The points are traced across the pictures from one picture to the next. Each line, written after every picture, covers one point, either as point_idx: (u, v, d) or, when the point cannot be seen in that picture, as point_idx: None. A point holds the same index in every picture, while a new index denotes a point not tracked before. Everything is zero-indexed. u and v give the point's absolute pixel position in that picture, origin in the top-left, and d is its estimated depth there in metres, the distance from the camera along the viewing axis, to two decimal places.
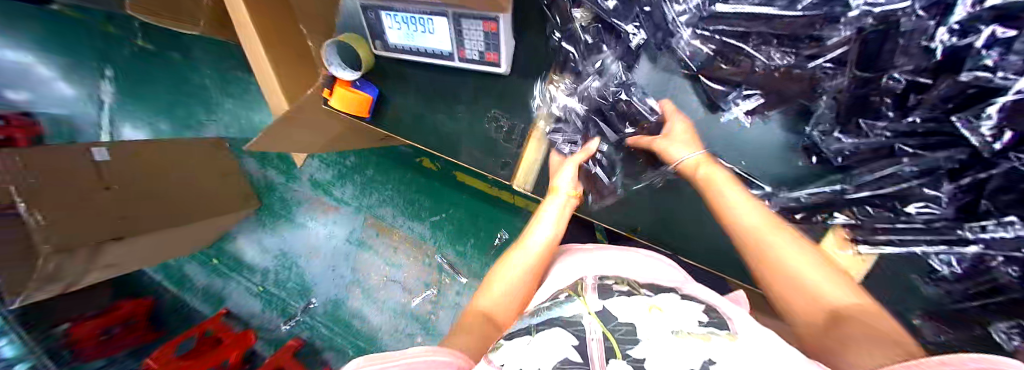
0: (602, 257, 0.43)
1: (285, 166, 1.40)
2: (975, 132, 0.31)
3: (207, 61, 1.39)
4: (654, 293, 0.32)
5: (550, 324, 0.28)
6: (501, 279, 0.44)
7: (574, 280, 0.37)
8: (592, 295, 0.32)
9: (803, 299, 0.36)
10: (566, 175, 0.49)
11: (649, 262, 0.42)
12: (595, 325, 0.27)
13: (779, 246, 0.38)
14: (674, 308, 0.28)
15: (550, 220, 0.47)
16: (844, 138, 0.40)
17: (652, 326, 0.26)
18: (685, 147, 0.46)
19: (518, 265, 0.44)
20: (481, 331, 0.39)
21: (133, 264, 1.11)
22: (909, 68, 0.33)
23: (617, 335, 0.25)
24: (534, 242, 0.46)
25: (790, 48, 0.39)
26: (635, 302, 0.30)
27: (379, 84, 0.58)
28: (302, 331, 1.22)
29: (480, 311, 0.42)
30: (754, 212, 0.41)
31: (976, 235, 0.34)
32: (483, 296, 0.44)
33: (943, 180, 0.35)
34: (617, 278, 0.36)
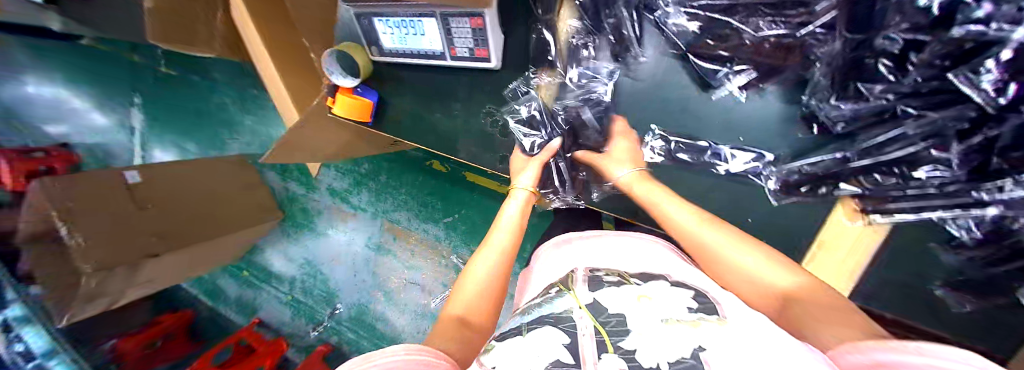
0: (602, 244, 0.45)
1: (305, 178, 1.47)
2: (976, 88, 0.29)
3: (223, 81, 1.48)
4: (643, 281, 0.33)
5: (541, 322, 0.30)
6: (469, 281, 0.42)
7: (567, 274, 0.39)
8: (581, 288, 0.34)
9: (756, 289, 0.37)
10: (527, 174, 0.52)
11: (648, 247, 0.44)
12: (587, 319, 0.28)
13: (717, 240, 0.40)
14: (662, 296, 0.30)
15: (510, 220, 0.49)
16: (843, 104, 0.38)
17: (641, 316, 0.28)
18: (620, 165, 0.50)
19: (486, 265, 0.43)
20: (458, 336, 0.35)
21: (170, 278, 1.18)
22: (906, 25, 0.31)
23: (608, 328, 0.27)
24: (496, 239, 0.47)
25: (779, 16, 0.38)
26: (624, 293, 0.31)
27: (378, 89, 0.60)
28: (330, 336, 1.28)
29: (450, 317, 0.38)
30: (689, 216, 0.43)
31: (993, 196, 0.33)
32: (451, 303, 0.40)
33: (951, 140, 0.34)
34: (608, 270, 0.37)
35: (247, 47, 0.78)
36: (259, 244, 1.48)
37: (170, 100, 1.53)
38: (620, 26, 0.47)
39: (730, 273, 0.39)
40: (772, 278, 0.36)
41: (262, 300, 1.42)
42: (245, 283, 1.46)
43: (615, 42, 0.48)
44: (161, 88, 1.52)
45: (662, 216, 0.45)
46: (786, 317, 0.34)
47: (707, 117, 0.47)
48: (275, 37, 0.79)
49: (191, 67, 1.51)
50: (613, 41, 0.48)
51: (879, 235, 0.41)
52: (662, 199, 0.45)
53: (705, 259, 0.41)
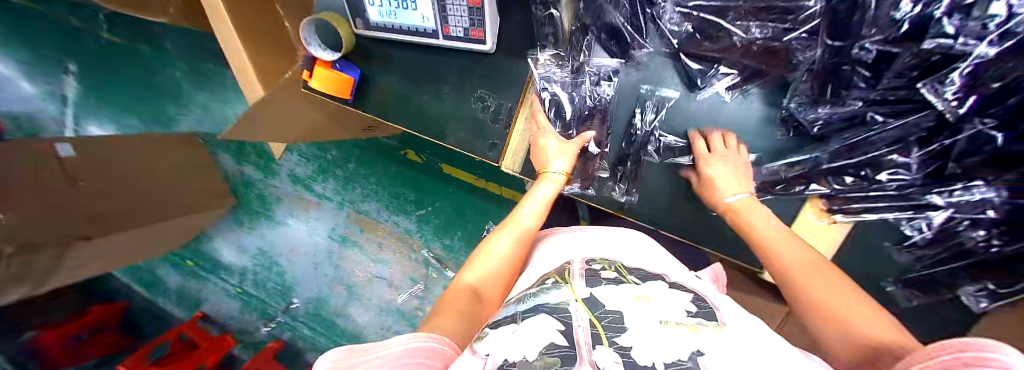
0: (594, 238, 0.44)
1: (263, 161, 1.34)
2: (940, 97, 0.32)
3: (177, 52, 1.33)
4: (640, 280, 0.31)
5: (537, 310, 0.28)
6: (486, 258, 0.44)
7: (563, 265, 0.37)
8: (578, 283, 0.31)
9: (830, 315, 0.33)
10: (563, 158, 0.49)
11: (640, 241, 0.44)
12: (582, 312, 0.26)
13: (799, 256, 0.38)
14: (662, 298, 0.28)
15: (539, 203, 0.48)
16: (821, 108, 0.40)
17: (639, 315, 0.25)
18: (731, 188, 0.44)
19: (504, 245, 0.45)
20: (468, 305, 0.38)
21: (104, 265, 1.04)
22: (880, 37, 0.33)
23: (604, 323, 0.25)
24: (522, 221, 0.47)
25: (772, 20, 0.39)
26: (623, 292, 0.29)
27: (362, 65, 0.57)
28: (284, 332, 1.23)
29: (464, 286, 0.41)
30: (773, 227, 0.41)
31: (945, 200, 0.37)
32: (468, 272, 0.43)
33: (913, 146, 0.37)
34: (604, 263, 0.36)
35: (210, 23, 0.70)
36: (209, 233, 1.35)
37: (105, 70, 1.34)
38: (617, 24, 0.46)
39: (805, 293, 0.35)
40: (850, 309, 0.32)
41: (206, 293, 1.32)
42: (188, 274, 1.35)
43: (612, 37, 0.47)
44: (98, 54, 1.33)
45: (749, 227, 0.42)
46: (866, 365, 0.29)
47: (694, 116, 0.49)
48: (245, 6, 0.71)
49: (137, 34, 1.33)
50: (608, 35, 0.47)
51: (842, 231, 0.44)
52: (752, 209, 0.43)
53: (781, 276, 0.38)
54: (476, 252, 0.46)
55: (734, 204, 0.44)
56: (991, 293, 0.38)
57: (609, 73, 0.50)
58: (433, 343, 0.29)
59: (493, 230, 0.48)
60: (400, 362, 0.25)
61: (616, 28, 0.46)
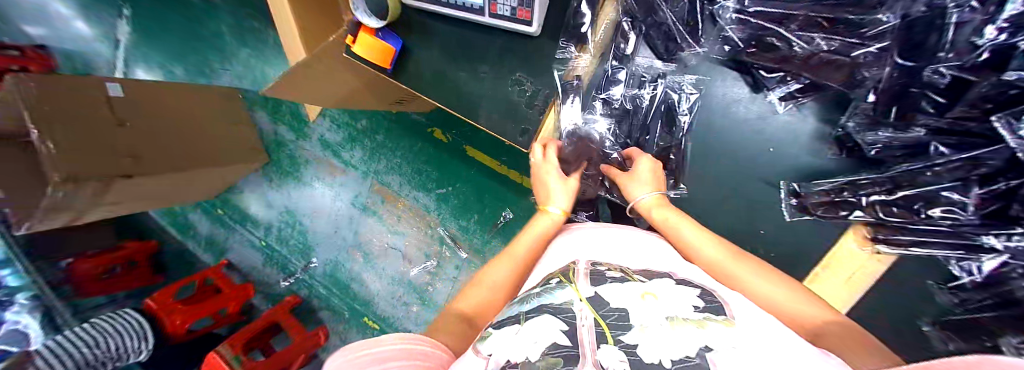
0: (607, 234, 0.41)
1: (297, 123, 1.39)
2: (1013, 134, 0.28)
3: (227, 10, 1.38)
4: (647, 278, 0.29)
5: (541, 311, 0.27)
6: (480, 287, 0.42)
7: (567, 265, 0.35)
8: (583, 282, 0.29)
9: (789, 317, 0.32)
10: (559, 188, 0.49)
11: (649, 241, 0.40)
12: (587, 311, 0.25)
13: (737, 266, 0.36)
14: (668, 294, 0.26)
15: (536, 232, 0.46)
16: (880, 131, 0.38)
17: (645, 312, 0.24)
18: (642, 187, 0.46)
19: (500, 270, 0.43)
20: (451, 330, 0.36)
21: (136, 202, 1.13)
22: (956, 62, 0.30)
23: (609, 322, 0.24)
24: (518, 251, 0.45)
25: (834, 33, 0.38)
26: (628, 289, 0.27)
27: (404, 36, 0.57)
28: (302, 288, 1.33)
29: (453, 312, 0.40)
30: (686, 224, 0.41)
31: (1003, 243, 0.34)
32: (462, 299, 0.42)
33: (972, 185, 0.34)
34: (610, 264, 0.33)
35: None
36: (240, 187, 1.44)
37: (161, 22, 1.44)
38: (668, 24, 0.44)
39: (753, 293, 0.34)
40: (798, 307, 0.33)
41: (232, 242, 1.43)
42: (219, 222, 1.45)
43: (663, 37, 0.45)
44: (157, 5, 1.44)
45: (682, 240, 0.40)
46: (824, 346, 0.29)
47: (734, 125, 0.46)
48: None
49: None
50: (656, 30, 0.45)
51: (881, 265, 0.42)
52: (681, 221, 0.42)
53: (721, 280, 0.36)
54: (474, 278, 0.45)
55: (648, 201, 0.45)
56: None
57: (653, 68, 0.48)
58: (420, 347, 0.29)
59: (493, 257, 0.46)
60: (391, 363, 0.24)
61: (665, 24, 0.44)
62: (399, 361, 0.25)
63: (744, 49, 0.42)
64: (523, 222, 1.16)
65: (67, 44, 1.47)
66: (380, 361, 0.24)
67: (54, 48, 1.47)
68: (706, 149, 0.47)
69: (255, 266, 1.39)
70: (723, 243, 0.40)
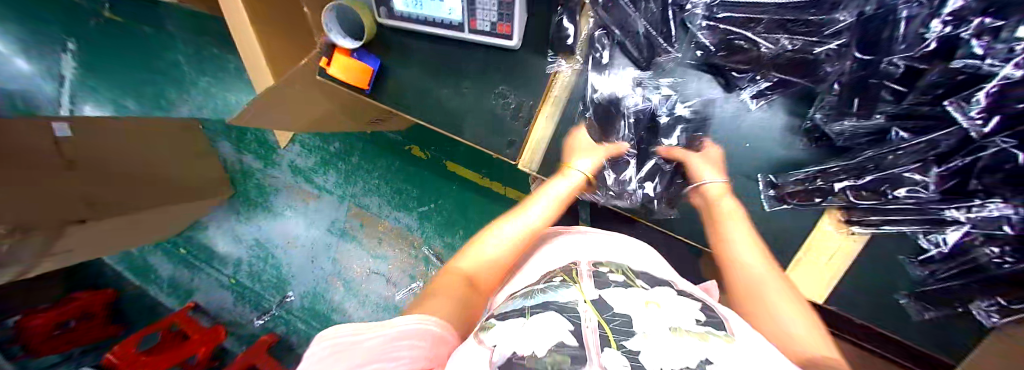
0: (602, 244, 0.43)
1: (265, 151, 1.33)
2: (965, 115, 0.32)
3: (183, 37, 1.32)
4: (648, 286, 0.31)
5: (545, 307, 0.27)
6: (486, 248, 0.45)
7: (569, 265, 0.36)
8: (587, 283, 0.31)
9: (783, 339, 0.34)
10: (586, 161, 0.51)
11: (638, 249, 0.44)
12: (592, 314, 0.26)
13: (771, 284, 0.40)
14: (670, 305, 0.28)
15: (550, 202, 0.50)
16: (846, 121, 0.40)
17: (648, 320, 0.25)
18: (710, 171, 0.48)
19: (509, 236, 0.46)
20: (461, 291, 0.38)
21: (92, 249, 1.05)
22: (908, 54, 0.33)
23: (613, 326, 0.25)
24: (530, 216, 0.49)
25: (794, 32, 0.39)
26: (631, 296, 0.28)
27: (380, 55, 0.56)
28: (278, 326, 1.25)
29: (456, 272, 0.41)
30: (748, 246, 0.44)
31: (964, 215, 0.37)
32: (463, 260, 0.44)
33: (931, 164, 0.38)
34: (612, 266, 0.35)
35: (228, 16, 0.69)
36: (206, 223, 1.37)
37: (110, 52, 1.36)
38: (636, 35, 0.46)
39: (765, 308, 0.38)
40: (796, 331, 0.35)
41: (199, 284, 1.34)
42: (184, 263, 1.37)
43: (635, 46, 0.47)
44: (104, 35, 1.36)
45: (724, 237, 0.45)
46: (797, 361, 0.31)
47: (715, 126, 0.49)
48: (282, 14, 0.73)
49: (144, 17, 1.34)
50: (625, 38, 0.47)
51: (858, 244, 0.44)
52: (733, 219, 0.46)
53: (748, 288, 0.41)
54: (471, 241, 0.47)
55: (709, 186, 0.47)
56: (1002, 309, 0.38)
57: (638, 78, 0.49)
58: (428, 327, 0.28)
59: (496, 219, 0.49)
60: (398, 344, 0.24)
61: (635, 34, 0.46)
62: (405, 344, 0.24)
63: (717, 54, 0.44)
64: None
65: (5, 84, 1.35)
66: (392, 341, 0.24)
67: None
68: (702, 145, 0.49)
69: (225, 306, 1.31)
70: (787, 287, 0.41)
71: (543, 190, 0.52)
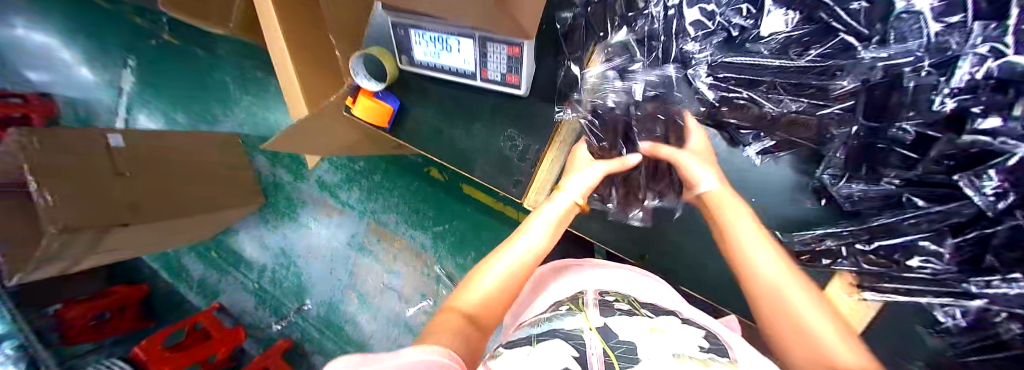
0: (604, 275, 0.44)
1: (295, 166, 1.41)
2: (976, 190, 0.31)
3: (230, 58, 1.43)
4: (654, 314, 0.31)
5: (552, 335, 0.28)
6: (489, 274, 0.39)
7: (576, 294, 0.38)
8: (592, 312, 0.32)
9: (817, 358, 0.30)
10: (582, 178, 0.46)
11: (647, 283, 0.44)
12: (597, 341, 0.26)
13: (794, 292, 0.34)
14: (675, 331, 0.27)
15: (544, 225, 0.43)
16: (856, 184, 0.41)
17: (653, 347, 0.25)
18: (699, 162, 0.44)
19: (512, 258, 0.40)
20: (466, 330, 0.32)
21: (131, 249, 1.13)
22: (920, 120, 0.32)
23: (617, 353, 0.25)
24: (529, 236, 0.42)
25: (797, 93, 0.40)
26: (636, 322, 0.29)
27: (400, 95, 0.60)
28: (294, 333, 1.29)
29: (457, 312, 0.35)
30: (777, 265, 0.37)
31: (981, 289, 0.33)
32: (465, 294, 0.38)
33: (945, 235, 0.36)
34: (619, 295, 0.36)
35: (271, 53, 0.76)
36: (237, 230, 1.45)
37: (165, 69, 1.49)
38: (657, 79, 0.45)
39: (795, 329, 0.33)
40: (833, 346, 0.30)
41: (224, 285, 1.42)
42: (212, 266, 1.45)
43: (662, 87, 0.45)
44: (161, 54, 1.49)
45: (732, 236, 0.40)
46: None
47: None
48: (318, 50, 0.79)
49: (196, 38, 1.46)
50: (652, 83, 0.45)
51: (870, 309, 0.44)
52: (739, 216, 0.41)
53: (763, 300, 0.36)
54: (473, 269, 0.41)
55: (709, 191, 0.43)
56: None
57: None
58: (435, 358, 0.24)
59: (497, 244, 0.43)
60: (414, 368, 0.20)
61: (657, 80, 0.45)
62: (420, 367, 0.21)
63: (718, 109, 0.45)
64: None
65: (70, 91, 1.49)
66: (405, 366, 0.20)
67: (54, 95, 1.47)
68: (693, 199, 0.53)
69: (246, 309, 1.37)
70: (839, 323, 0.32)
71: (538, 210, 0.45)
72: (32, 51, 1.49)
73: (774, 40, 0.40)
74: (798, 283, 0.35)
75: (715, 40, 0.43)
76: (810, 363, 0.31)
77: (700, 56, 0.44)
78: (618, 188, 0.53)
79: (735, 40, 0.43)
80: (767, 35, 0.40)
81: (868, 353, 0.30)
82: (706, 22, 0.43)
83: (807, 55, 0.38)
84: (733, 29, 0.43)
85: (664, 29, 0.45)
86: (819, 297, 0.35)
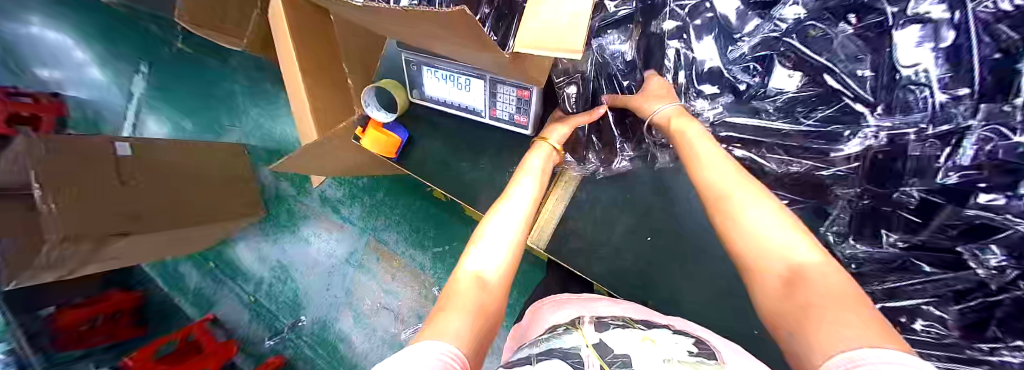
0: (601, 304, 0.47)
1: (299, 180, 1.41)
2: (981, 264, 0.33)
3: (243, 71, 1.46)
4: (647, 327, 0.35)
5: (551, 355, 0.29)
6: (488, 233, 0.40)
7: (576, 317, 0.41)
8: (588, 328, 0.35)
9: (773, 257, 0.31)
10: (557, 133, 0.51)
11: (642, 311, 0.46)
12: (593, 357, 0.28)
13: (746, 196, 0.35)
14: (665, 340, 0.31)
15: (535, 171, 0.47)
16: (859, 244, 0.42)
17: (647, 356, 0.27)
18: (660, 101, 0.48)
19: (508, 215, 0.42)
20: (476, 299, 0.33)
21: (135, 259, 1.14)
22: (922, 187, 0.34)
23: (613, 366, 0.26)
24: (519, 195, 0.44)
25: (797, 156, 0.44)
26: (630, 336, 0.31)
27: (410, 127, 0.61)
28: (284, 348, 1.30)
29: (468, 274, 0.36)
30: (730, 174, 0.38)
31: (987, 356, 0.34)
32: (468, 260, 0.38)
33: (949, 301, 0.37)
34: (614, 316, 0.40)
35: (286, 74, 0.78)
36: (235, 241, 1.44)
37: (176, 77, 1.51)
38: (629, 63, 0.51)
39: (742, 234, 0.33)
40: (788, 244, 0.31)
41: (221, 297, 1.41)
42: (208, 276, 1.45)
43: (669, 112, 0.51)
44: (172, 62, 1.51)
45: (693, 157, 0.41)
46: (793, 300, 0.28)
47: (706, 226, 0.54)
48: (327, 72, 0.79)
49: (210, 50, 1.48)
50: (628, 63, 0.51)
51: None
52: (699, 140, 0.42)
53: (718, 208, 0.37)
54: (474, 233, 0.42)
55: (669, 120, 0.46)
56: None
57: (666, 168, 0.56)
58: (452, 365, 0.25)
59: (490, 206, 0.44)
60: None
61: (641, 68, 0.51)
62: None
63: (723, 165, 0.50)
64: (518, 287, 1.12)
65: (82, 92, 1.50)
66: None
67: (65, 96, 1.48)
68: (699, 246, 0.54)
69: (239, 323, 1.36)
70: (793, 221, 0.33)
71: (527, 164, 0.49)
72: (43, 48, 1.46)
73: (780, 98, 0.44)
74: (753, 189, 0.36)
75: (722, 99, 0.48)
76: (762, 262, 0.31)
77: (706, 111, 0.49)
78: (595, 149, 0.59)
79: (744, 96, 0.47)
80: (775, 93, 0.44)
81: (824, 249, 0.30)
82: (714, 84, 0.48)
83: (814, 115, 0.42)
84: (741, 85, 0.47)
85: (683, 90, 0.50)
86: (770, 196, 0.35)
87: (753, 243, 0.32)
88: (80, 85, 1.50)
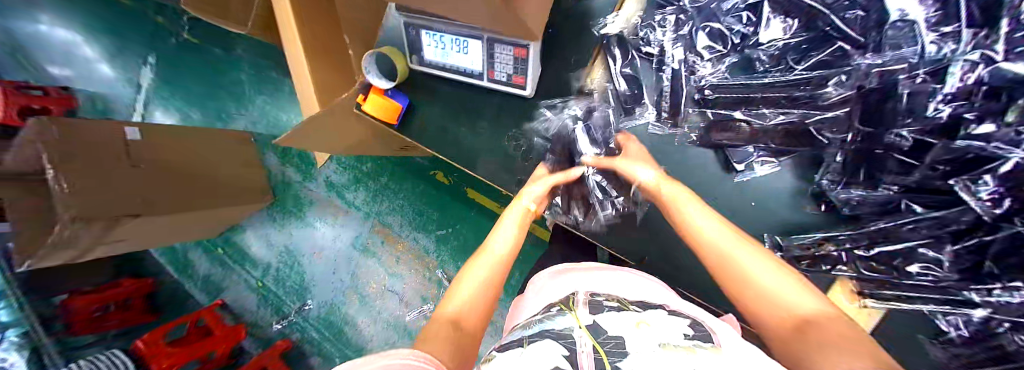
0: (595, 278, 0.43)
1: (304, 165, 1.42)
2: (974, 196, 0.31)
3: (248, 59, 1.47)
4: (642, 308, 0.30)
5: (543, 335, 0.25)
6: (466, 284, 0.43)
7: (568, 294, 0.37)
8: (583, 310, 0.30)
9: (776, 307, 0.33)
10: (538, 186, 0.53)
11: (635, 279, 0.43)
12: (586, 338, 0.23)
13: (743, 254, 0.37)
14: (661, 323, 0.25)
15: (511, 225, 0.51)
16: (852, 189, 0.41)
17: (640, 340, 0.22)
18: (639, 166, 0.50)
19: (484, 269, 0.44)
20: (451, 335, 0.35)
21: (141, 240, 1.16)
22: (917, 126, 0.33)
23: (606, 349, 0.22)
24: (499, 245, 0.48)
25: (785, 108, 0.41)
26: (624, 319, 0.26)
27: (410, 94, 0.63)
28: (293, 332, 1.32)
29: (445, 317, 0.38)
30: (727, 236, 0.40)
31: (982, 298, 0.34)
32: (449, 303, 0.41)
33: (945, 241, 0.36)
34: (608, 296, 0.35)
35: (290, 55, 0.79)
36: (242, 226, 1.47)
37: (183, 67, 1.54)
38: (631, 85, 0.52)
39: (751, 290, 0.35)
40: (788, 295, 0.33)
41: (230, 282, 1.44)
42: (217, 262, 1.48)
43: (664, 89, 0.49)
44: (179, 52, 1.53)
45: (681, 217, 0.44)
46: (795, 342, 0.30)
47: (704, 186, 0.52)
48: (327, 50, 0.80)
49: (215, 38, 1.50)
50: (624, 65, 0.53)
51: (873, 317, 0.44)
52: (686, 201, 0.44)
53: (715, 269, 0.39)
54: (455, 281, 0.45)
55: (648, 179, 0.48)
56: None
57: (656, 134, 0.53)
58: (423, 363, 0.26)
59: (467, 261, 0.47)
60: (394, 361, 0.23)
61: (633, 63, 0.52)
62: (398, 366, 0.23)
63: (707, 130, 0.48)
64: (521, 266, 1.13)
65: (91, 86, 1.55)
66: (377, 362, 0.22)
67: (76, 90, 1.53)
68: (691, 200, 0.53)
69: (247, 308, 1.39)
70: (792, 274, 0.36)
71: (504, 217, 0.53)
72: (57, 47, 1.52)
73: (773, 46, 0.41)
74: (745, 245, 0.39)
75: (725, 58, 0.45)
76: (765, 309, 0.34)
77: (702, 70, 0.46)
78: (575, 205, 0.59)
79: (737, 46, 0.45)
80: (766, 41, 0.42)
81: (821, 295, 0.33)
82: (716, 44, 0.45)
83: (806, 61, 0.40)
84: (733, 37, 0.45)
85: (678, 55, 0.47)
86: (759, 250, 0.38)
87: (758, 296, 0.34)
88: (89, 80, 1.55)
